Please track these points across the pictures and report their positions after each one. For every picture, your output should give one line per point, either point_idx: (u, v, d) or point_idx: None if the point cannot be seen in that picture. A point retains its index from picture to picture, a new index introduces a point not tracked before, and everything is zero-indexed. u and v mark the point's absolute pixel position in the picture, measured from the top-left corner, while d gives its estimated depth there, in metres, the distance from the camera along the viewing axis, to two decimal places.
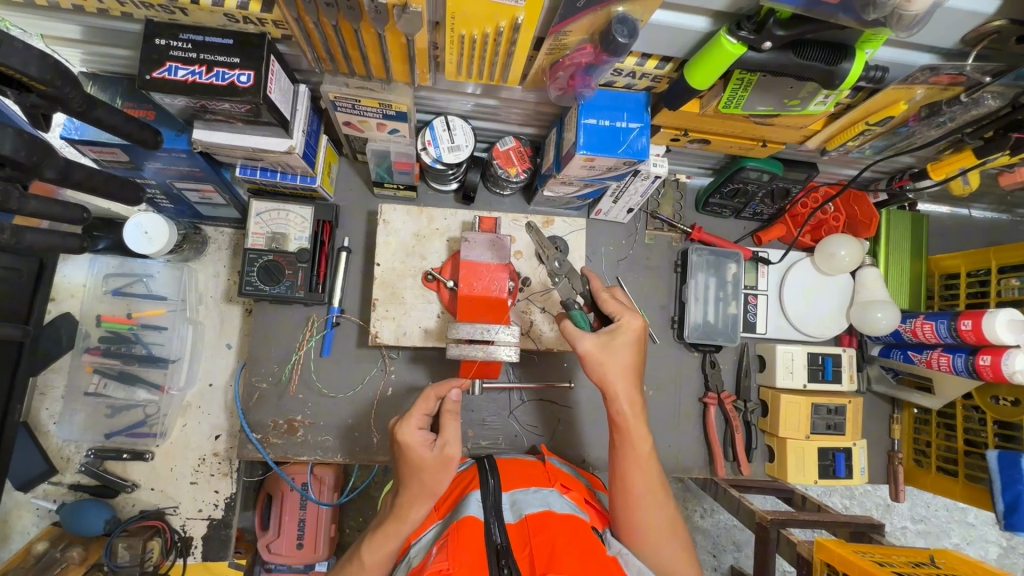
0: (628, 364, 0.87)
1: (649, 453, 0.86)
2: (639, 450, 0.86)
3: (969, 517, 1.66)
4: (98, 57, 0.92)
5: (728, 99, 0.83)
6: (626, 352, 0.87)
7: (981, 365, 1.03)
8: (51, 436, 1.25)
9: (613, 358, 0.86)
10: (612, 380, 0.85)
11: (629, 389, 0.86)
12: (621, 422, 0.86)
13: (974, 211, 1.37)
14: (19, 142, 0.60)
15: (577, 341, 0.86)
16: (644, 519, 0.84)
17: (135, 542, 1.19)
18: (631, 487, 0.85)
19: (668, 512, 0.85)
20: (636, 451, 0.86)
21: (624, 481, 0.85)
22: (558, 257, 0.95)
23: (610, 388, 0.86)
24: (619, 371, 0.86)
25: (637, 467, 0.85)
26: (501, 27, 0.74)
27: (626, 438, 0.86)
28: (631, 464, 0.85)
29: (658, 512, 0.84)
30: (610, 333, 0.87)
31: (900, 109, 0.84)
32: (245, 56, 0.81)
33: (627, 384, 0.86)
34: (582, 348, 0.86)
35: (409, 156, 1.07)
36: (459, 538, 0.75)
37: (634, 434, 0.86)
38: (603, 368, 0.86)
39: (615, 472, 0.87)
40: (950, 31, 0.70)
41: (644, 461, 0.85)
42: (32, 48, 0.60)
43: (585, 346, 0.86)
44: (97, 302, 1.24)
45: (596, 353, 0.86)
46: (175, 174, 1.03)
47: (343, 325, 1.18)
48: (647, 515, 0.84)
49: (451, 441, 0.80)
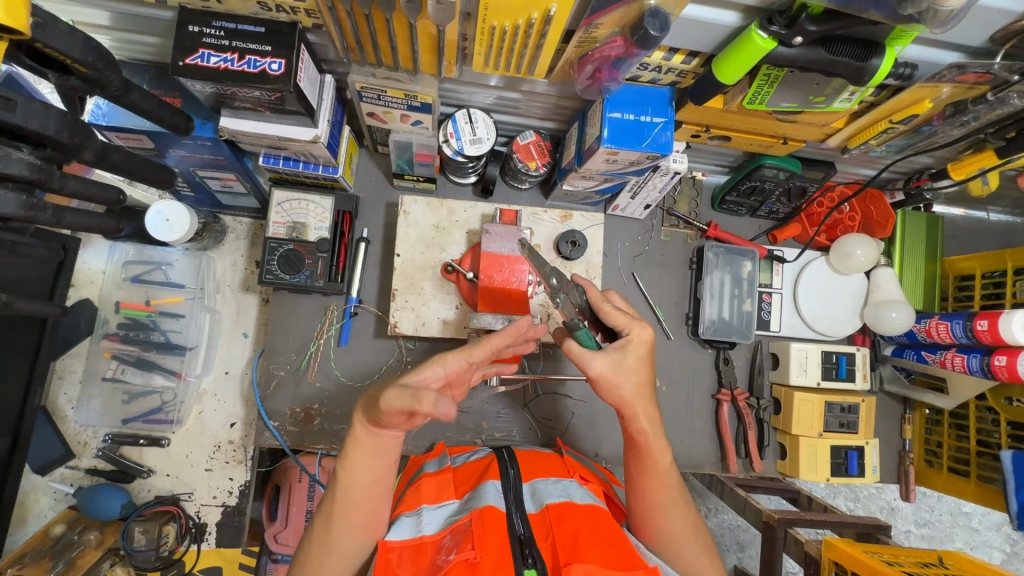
0: (642, 381, 0.81)
1: (668, 466, 0.85)
2: (658, 464, 0.84)
3: (974, 522, 1.66)
4: (126, 44, 0.93)
5: (753, 96, 0.84)
6: (641, 368, 0.81)
7: (996, 365, 1.03)
8: (68, 421, 1.26)
9: (628, 377, 0.79)
10: (629, 400, 0.80)
11: (647, 405, 0.81)
12: (640, 439, 0.83)
13: (990, 214, 1.37)
14: (62, 123, 0.63)
15: (588, 364, 0.78)
16: (667, 528, 0.85)
17: (151, 526, 1.22)
18: (652, 500, 0.85)
19: (691, 522, 0.86)
20: (658, 465, 0.84)
21: (645, 493, 0.85)
22: (554, 272, 0.89)
23: (627, 408, 0.81)
24: (634, 388, 0.80)
25: (657, 480, 0.85)
26: (533, 19, 0.74)
27: (645, 454, 0.84)
28: (650, 478, 0.85)
29: (680, 521, 0.85)
30: (621, 350, 0.79)
31: (924, 108, 0.85)
32: (277, 44, 0.81)
33: (643, 401, 0.81)
34: (594, 371, 0.78)
35: (431, 149, 1.08)
36: (484, 525, 0.75)
37: (655, 450, 0.84)
38: (618, 389, 0.80)
39: (635, 485, 0.86)
40: (978, 30, 0.71)
41: (665, 475, 0.85)
42: (75, 32, 0.62)
43: (597, 368, 0.78)
44: (116, 289, 1.26)
45: (608, 376, 0.78)
46: (198, 163, 1.04)
47: (361, 315, 1.20)
48: (670, 525, 0.85)
49: (431, 364, 0.69)
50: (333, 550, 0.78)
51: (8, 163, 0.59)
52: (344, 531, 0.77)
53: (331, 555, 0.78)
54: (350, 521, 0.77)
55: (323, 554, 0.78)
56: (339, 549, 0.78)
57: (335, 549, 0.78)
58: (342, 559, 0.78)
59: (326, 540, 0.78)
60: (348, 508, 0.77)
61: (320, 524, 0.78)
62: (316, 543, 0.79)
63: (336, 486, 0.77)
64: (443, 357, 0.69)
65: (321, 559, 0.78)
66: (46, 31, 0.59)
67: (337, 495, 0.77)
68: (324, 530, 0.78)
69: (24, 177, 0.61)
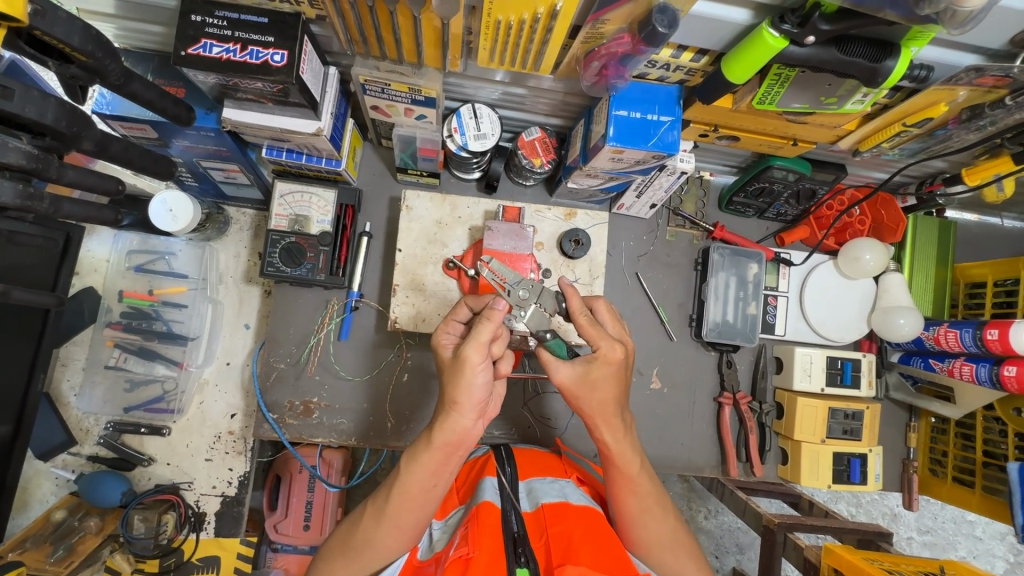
0: (608, 394, 0.80)
1: (638, 474, 0.84)
2: (627, 475, 0.83)
3: (977, 531, 1.64)
4: (130, 32, 0.92)
5: (763, 96, 0.82)
6: (608, 382, 0.79)
7: (1005, 376, 1.01)
8: (71, 408, 1.27)
9: (592, 389, 0.79)
10: (595, 412, 0.81)
11: (612, 416, 0.81)
12: (607, 451, 0.83)
13: (1005, 220, 1.34)
14: (60, 113, 0.63)
15: (554, 371, 0.80)
16: (645, 536, 0.84)
17: (151, 514, 1.25)
18: (626, 510, 0.84)
19: (670, 529, 0.85)
20: (628, 477, 0.83)
21: (619, 503, 0.84)
22: (521, 285, 0.86)
23: (592, 419, 0.81)
24: (598, 402, 0.80)
25: (628, 490, 0.84)
26: (538, 14, 0.73)
27: (612, 465, 0.83)
28: (621, 487, 0.84)
29: (661, 528, 0.84)
30: (588, 362, 0.79)
31: (940, 111, 0.82)
32: (280, 36, 0.80)
33: (607, 415, 0.81)
34: (559, 378, 0.80)
35: (435, 143, 1.06)
36: (479, 523, 0.75)
37: (622, 460, 0.82)
38: (581, 401, 0.81)
39: (610, 496, 0.86)
40: (996, 32, 0.69)
41: (636, 484, 0.84)
42: (74, 20, 0.62)
43: (562, 377, 0.80)
44: (120, 278, 1.27)
45: (573, 386, 0.80)
46: (202, 153, 1.03)
47: (362, 310, 1.19)
48: (646, 534, 0.84)
49: (467, 343, 0.72)
50: (373, 546, 0.78)
51: (5, 151, 0.59)
52: (388, 532, 0.77)
53: (370, 549, 0.78)
54: (398, 522, 0.77)
55: (361, 548, 0.78)
56: (380, 545, 0.78)
57: (375, 545, 0.78)
58: (377, 556, 0.78)
59: (369, 535, 0.78)
60: (403, 506, 0.77)
61: (367, 518, 0.78)
62: (357, 536, 0.78)
63: (399, 480, 0.77)
64: (475, 333, 0.72)
65: (359, 551, 0.78)
66: (45, 19, 0.59)
67: (394, 491, 0.77)
68: (372, 524, 0.78)
69: (21, 166, 0.61)
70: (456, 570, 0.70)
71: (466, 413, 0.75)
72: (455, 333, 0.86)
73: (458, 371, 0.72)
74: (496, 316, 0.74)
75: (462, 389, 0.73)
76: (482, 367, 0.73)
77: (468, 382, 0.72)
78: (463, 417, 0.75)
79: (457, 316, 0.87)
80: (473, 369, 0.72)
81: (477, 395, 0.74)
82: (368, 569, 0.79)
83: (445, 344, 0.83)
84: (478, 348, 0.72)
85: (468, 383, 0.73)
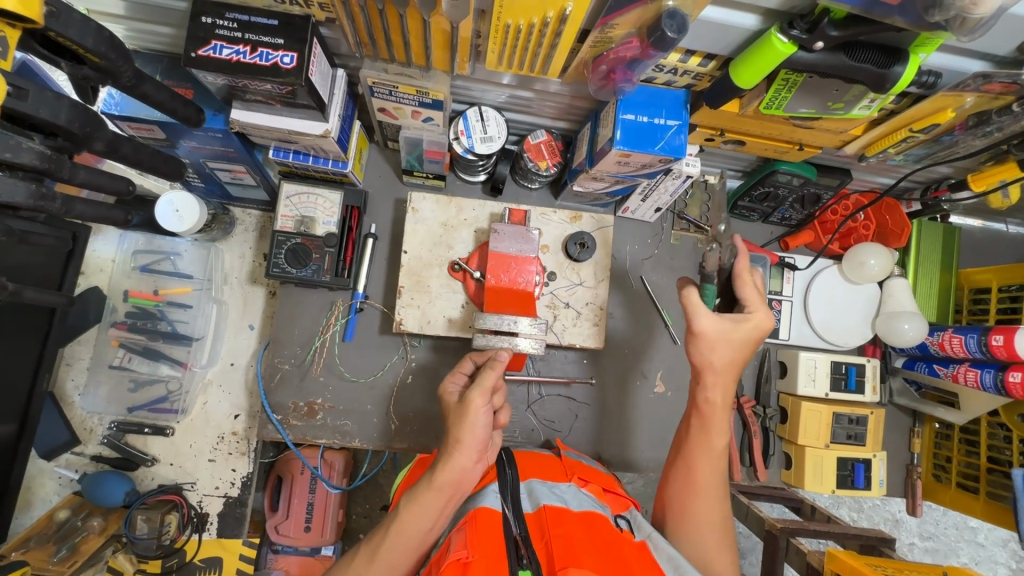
0: (735, 356, 0.86)
1: (722, 447, 0.89)
2: (712, 446, 0.88)
3: (979, 538, 1.64)
4: (140, 33, 0.92)
5: (770, 100, 0.82)
6: (739, 347, 0.85)
7: (1011, 382, 1.01)
8: (74, 407, 1.27)
9: (722, 347, 0.84)
10: (716, 368, 0.86)
11: (723, 381, 0.86)
12: (706, 415, 0.88)
13: (1009, 226, 1.35)
14: (73, 114, 0.63)
15: (697, 317, 0.83)
16: (701, 511, 0.85)
17: (154, 515, 1.22)
18: (696, 478, 0.87)
19: (723, 515, 0.86)
20: (711, 445, 0.88)
21: (690, 472, 0.87)
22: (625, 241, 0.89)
23: (705, 377, 0.87)
24: (725, 362, 0.85)
25: (708, 459, 0.87)
26: (547, 18, 0.73)
27: (705, 430, 0.88)
28: (699, 454, 0.88)
29: (716, 509, 0.86)
30: (735, 321, 0.84)
31: (946, 117, 0.83)
32: (290, 38, 0.81)
33: (728, 379, 0.86)
34: (700, 325, 0.84)
35: (441, 146, 1.07)
36: (478, 526, 0.74)
37: (717, 430, 0.88)
38: (709, 355, 0.85)
39: (684, 461, 0.89)
40: (1004, 39, 0.70)
41: (718, 455, 0.88)
42: (88, 21, 0.62)
43: (703, 324, 0.83)
44: (126, 278, 1.28)
45: (711, 337, 0.84)
46: (209, 154, 1.03)
47: (366, 311, 1.19)
48: (704, 510, 0.85)
49: (474, 387, 0.78)
50: None
51: (19, 152, 0.59)
52: (380, 571, 0.74)
53: None
54: (392, 561, 0.75)
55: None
56: None
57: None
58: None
59: (359, 575, 0.74)
60: (397, 547, 0.75)
61: (360, 557, 0.75)
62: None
63: (396, 521, 0.76)
64: (479, 380, 0.79)
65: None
66: (60, 20, 0.60)
67: (392, 528, 0.76)
68: (364, 562, 0.75)
69: (34, 166, 0.61)
70: (454, 572, 0.67)
71: (470, 456, 0.76)
72: (460, 383, 0.87)
73: (463, 413, 0.77)
74: (499, 364, 0.81)
75: (466, 430, 0.76)
76: (485, 411, 0.78)
77: (471, 424, 0.76)
78: (465, 459, 0.75)
79: (462, 368, 0.88)
80: (477, 412, 0.76)
81: (480, 438, 0.77)
82: None
83: (450, 392, 0.84)
84: (483, 393, 0.78)
85: (472, 423, 0.77)
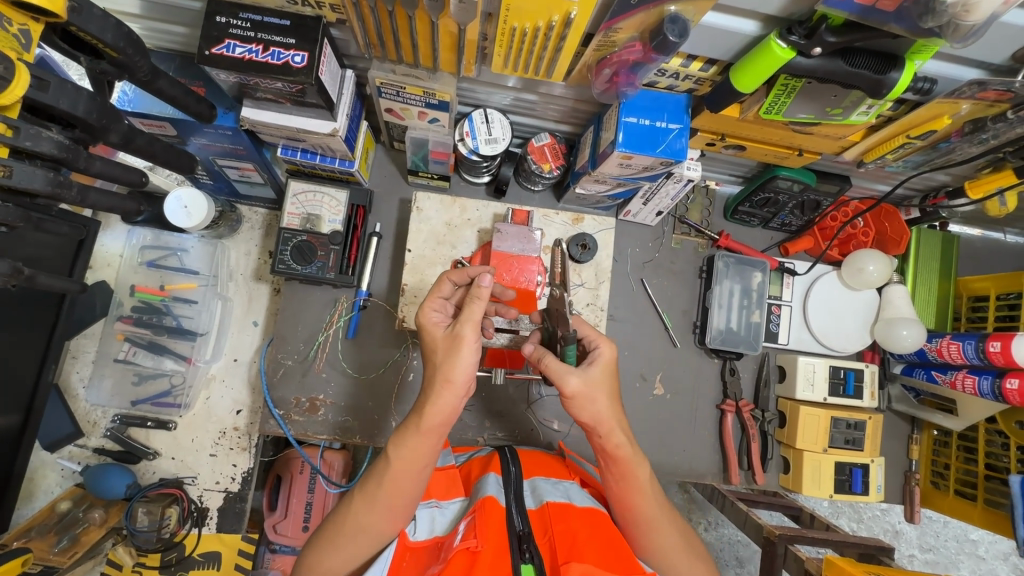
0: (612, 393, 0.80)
1: (648, 479, 0.82)
2: (637, 480, 0.81)
3: (980, 550, 1.63)
4: (155, 32, 0.95)
5: (770, 106, 0.84)
6: (609, 383, 0.80)
7: (1008, 389, 1.01)
8: (79, 400, 1.28)
9: (594, 396, 0.77)
10: (603, 416, 0.78)
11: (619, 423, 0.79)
12: (617, 454, 0.80)
13: (1008, 235, 1.36)
14: (92, 105, 0.65)
15: (563, 381, 0.77)
16: (656, 542, 0.83)
17: (154, 508, 1.22)
18: (634, 512, 0.83)
19: (680, 536, 0.85)
20: (639, 479, 0.81)
21: (628, 508, 0.83)
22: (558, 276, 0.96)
23: (597, 427, 0.79)
24: (605, 404, 0.78)
25: (638, 493, 0.82)
26: (553, 21, 0.75)
27: (621, 471, 0.81)
28: (627, 493, 0.82)
29: (670, 534, 0.84)
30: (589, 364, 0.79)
31: (943, 123, 0.85)
32: (301, 37, 0.83)
33: (617, 416, 0.79)
34: (569, 387, 0.77)
35: (446, 146, 1.09)
36: (485, 514, 0.76)
37: (631, 466, 0.81)
38: (587, 408, 0.78)
39: (613, 498, 0.84)
40: (997, 48, 0.71)
41: (644, 488, 0.82)
42: (108, 17, 0.64)
43: (571, 385, 0.77)
44: (133, 273, 1.30)
45: (581, 393, 0.77)
46: (218, 151, 1.05)
47: (370, 309, 1.21)
48: (657, 540, 0.83)
49: (463, 322, 0.74)
50: (364, 530, 0.78)
51: (39, 141, 0.61)
52: (381, 513, 0.78)
53: (364, 534, 0.78)
54: (392, 503, 0.78)
55: (355, 534, 0.78)
56: (372, 529, 0.78)
57: (368, 529, 0.78)
58: (371, 539, 0.78)
59: (359, 519, 0.78)
60: (396, 491, 0.77)
61: (358, 502, 0.78)
62: (350, 520, 0.78)
63: (390, 470, 0.77)
64: (469, 312, 0.75)
65: (351, 536, 0.78)
66: (81, 15, 0.62)
67: (388, 478, 0.77)
68: (363, 509, 0.78)
69: (52, 156, 0.63)
70: (463, 562, 0.71)
71: (457, 393, 0.75)
72: (442, 311, 0.82)
73: (456, 349, 0.74)
74: (484, 293, 0.75)
75: (458, 368, 0.74)
76: (477, 346, 0.75)
77: (465, 361, 0.73)
78: (454, 396, 0.75)
79: (440, 292, 0.84)
80: (471, 347, 0.74)
81: (467, 379, 0.75)
82: (362, 553, 0.79)
83: (435, 323, 0.80)
84: (475, 326, 0.74)
85: (464, 362, 0.74)
